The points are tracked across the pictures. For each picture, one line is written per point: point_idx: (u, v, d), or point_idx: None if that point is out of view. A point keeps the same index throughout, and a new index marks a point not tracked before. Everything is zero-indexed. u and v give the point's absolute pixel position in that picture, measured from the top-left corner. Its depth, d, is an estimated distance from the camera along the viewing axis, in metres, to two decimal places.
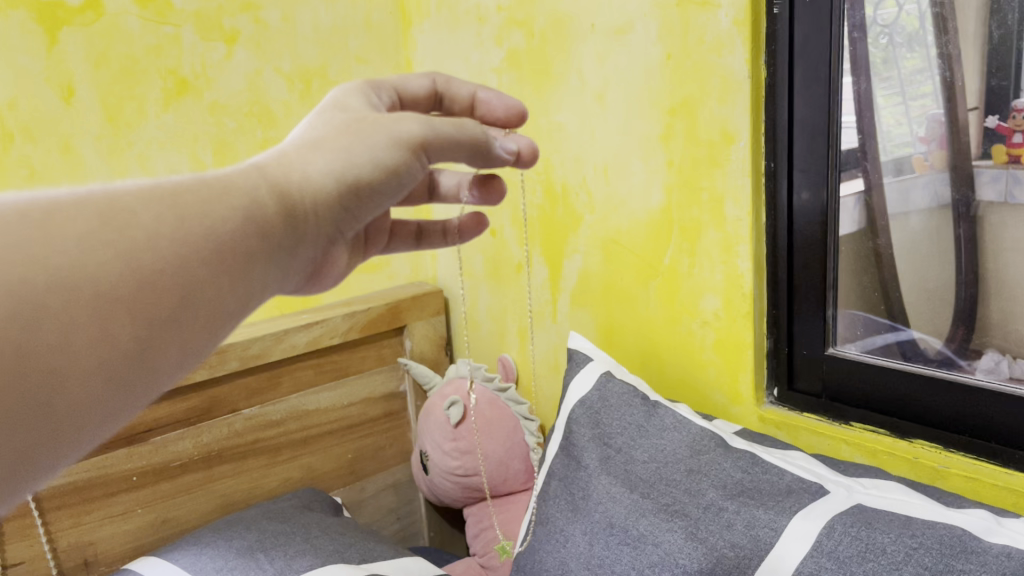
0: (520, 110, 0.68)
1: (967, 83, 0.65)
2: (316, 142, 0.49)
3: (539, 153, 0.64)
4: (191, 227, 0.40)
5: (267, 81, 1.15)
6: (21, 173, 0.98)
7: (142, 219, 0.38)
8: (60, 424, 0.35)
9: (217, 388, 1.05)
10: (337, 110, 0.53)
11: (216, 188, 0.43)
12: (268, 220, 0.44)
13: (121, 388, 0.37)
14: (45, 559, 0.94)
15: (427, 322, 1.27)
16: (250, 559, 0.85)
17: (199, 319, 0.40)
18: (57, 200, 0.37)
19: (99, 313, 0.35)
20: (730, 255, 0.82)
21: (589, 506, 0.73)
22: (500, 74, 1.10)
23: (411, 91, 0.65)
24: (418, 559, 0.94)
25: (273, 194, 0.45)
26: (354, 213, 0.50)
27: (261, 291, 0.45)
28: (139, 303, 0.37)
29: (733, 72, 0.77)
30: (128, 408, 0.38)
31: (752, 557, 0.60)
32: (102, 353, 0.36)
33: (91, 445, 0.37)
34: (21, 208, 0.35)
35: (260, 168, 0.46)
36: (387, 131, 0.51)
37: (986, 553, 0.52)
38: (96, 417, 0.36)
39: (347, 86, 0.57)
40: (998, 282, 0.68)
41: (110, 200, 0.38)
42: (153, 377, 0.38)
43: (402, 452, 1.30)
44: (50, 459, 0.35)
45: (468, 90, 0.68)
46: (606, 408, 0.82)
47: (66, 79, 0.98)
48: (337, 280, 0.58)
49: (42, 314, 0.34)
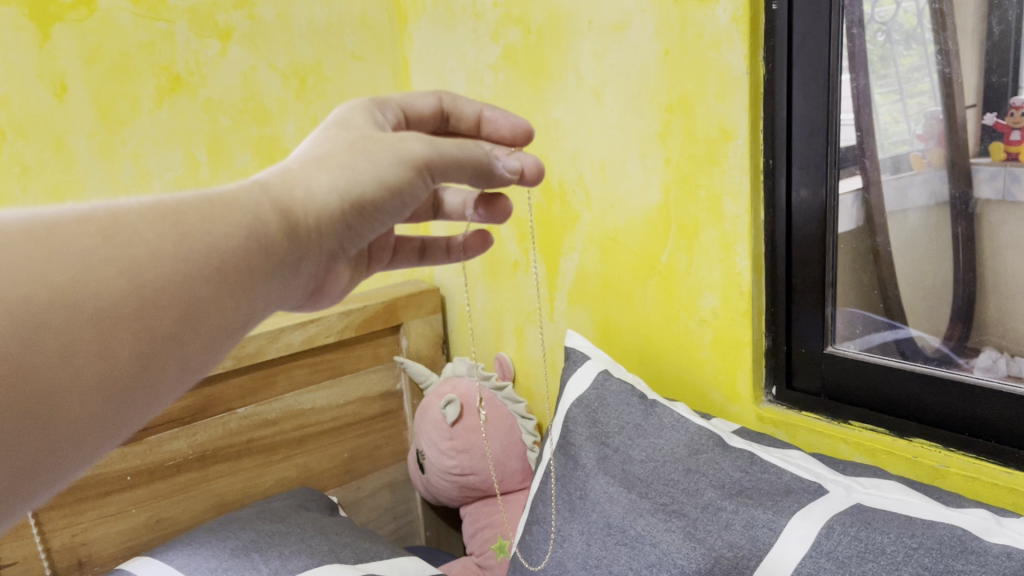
0: (527, 128, 0.67)
1: (966, 78, 0.64)
2: (320, 159, 0.49)
3: (543, 171, 0.63)
4: (193, 243, 0.39)
5: (262, 78, 1.15)
6: (14, 171, 0.96)
7: (144, 235, 0.38)
8: (59, 442, 0.34)
9: (212, 388, 1.04)
10: (340, 128, 0.53)
11: (218, 205, 0.42)
12: (271, 235, 0.43)
13: (120, 405, 0.36)
14: (39, 559, 0.93)
15: (424, 321, 1.27)
16: (245, 560, 0.84)
17: (198, 335, 0.39)
18: (59, 215, 0.36)
19: (99, 331, 0.35)
20: (728, 253, 0.82)
21: (586, 506, 0.73)
22: (496, 71, 1.09)
23: (416, 110, 0.64)
24: (414, 559, 0.93)
25: (276, 210, 0.45)
26: (359, 227, 0.50)
27: (260, 304, 0.44)
28: (140, 319, 0.36)
29: (732, 68, 0.77)
30: (127, 425, 0.37)
31: (751, 557, 0.60)
32: (101, 370, 0.35)
33: (90, 462, 0.37)
34: (23, 224, 0.35)
35: (263, 184, 0.46)
36: (392, 150, 0.50)
37: (986, 554, 0.51)
38: (96, 434, 0.36)
39: (352, 104, 0.57)
40: (996, 280, 0.67)
41: (112, 215, 0.38)
42: (152, 394, 0.38)
43: (399, 450, 1.30)
44: (49, 476, 0.34)
45: (475, 109, 0.67)
46: (603, 408, 0.81)
47: (59, 75, 0.97)
48: (341, 294, 0.59)
49: (42, 332, 0.33)
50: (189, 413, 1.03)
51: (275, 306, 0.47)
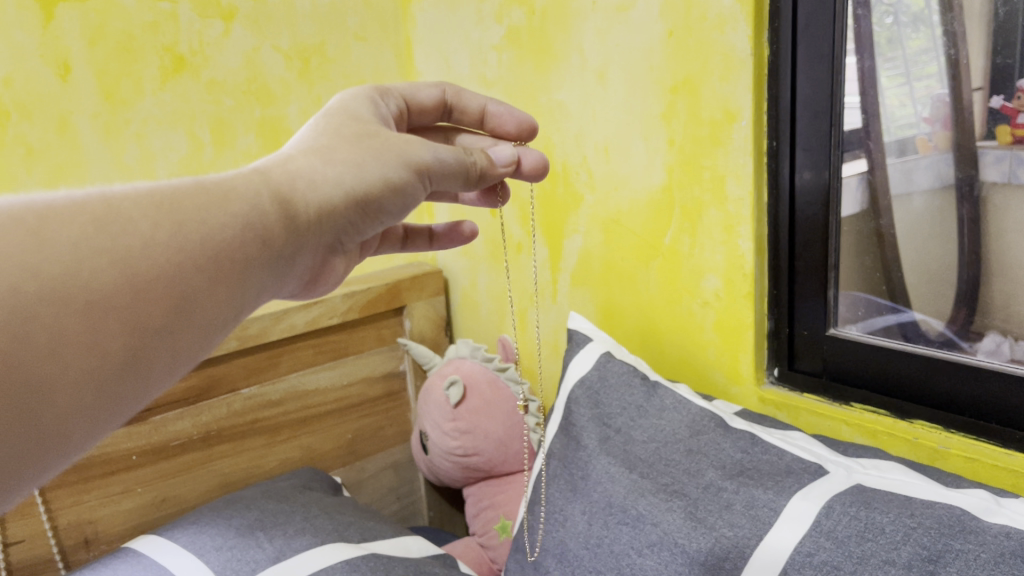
0: (532, 124, 0.69)
1: (973, 60, 0.64)
2: (325, 151, 0.50)
3: (546, 167, 0.66)
4: (189, 232, 0.41)
5: (265, 58, 1.15)
6: (18, 151, 0.97)
7: (139, 225, 0.39)
8: (51, 431, 0.35)
9: (216, 368, 1.05)
10: (345, 116, 0.54)
11: (216, 194, 0.43)
12: (270, 226, 0.45)
13: (112, 394, 0.37)
14: (45, 537, 0.93)
15: (427, 303, 1.28)
16: (249, 538, 0.85)
17: (191, 324, 0.41)
18: (52, 204, 0.38)
19: (90, 322, 0.36)
20: (731, 235, 0.82)
21: (587, 486, 0.74)
22: (500, 52, 1.09)
23: (419, 101, 0.65)
24: (417, 538, 0.94)
25: (275, 201, 0.46)
26: (360, 222, 0.51)
27: (254, 294, 0.45)
28: (133, 310, 0.37)
29: (737, 50, 0.76)
30: (117, 416, 0.38)
31: (752, 536, 0.60)
32: (93, 361, 0.36)
33: (82, 450, 0.38)
34: (15, 213, 0.36)
35: (262, 174, 0.47)
36: (398, 152, 0.52)
37: (985, 533, 0.51)
38: (85, 424, 0.37)
39: (355, 91, 0.58)
40: (1002, 264, 0.67)
41: (106, 204, 0.39)
42: (143, 383, 0.39)
43: (402, 431, 1.30)
44: (44, 459, 0.35)
45: (479, 103, 0.68)
46: (605, 388, 0.82)
47: (62, 56, 0.97)
48: (337, 280, 0.61)
49: (32, 324, 0.34)
50: (193, 394, 1.03)
51: (270, 296, 0.49)
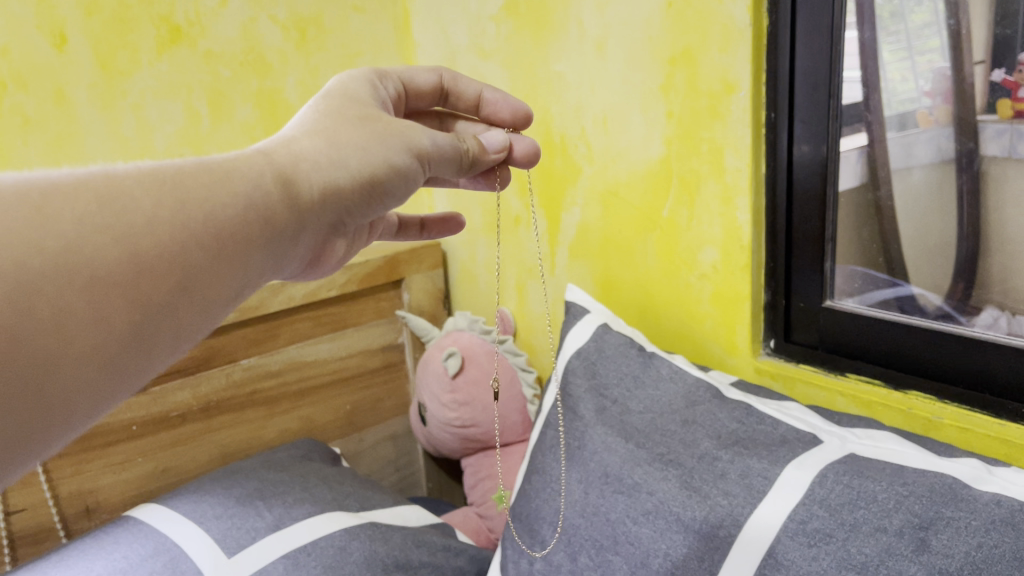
0: (527, 112, 0.69)
1: (974, 32, 0.63)
2: (327, 132, 0.51)
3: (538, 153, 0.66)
4: (191, 209, 0.41)
5: (262, 29, 1.14)
6: (15, 122, 0.97)
7: (141, 203, 0.39)
8: (55, 406, 0.35)
9: (215, 339, 1.05)
10: (342, 97, 0.54)
11: (218, 173, 0.44)
12: (273, 207, 0.46)
13: (115, 371, 0.37)
14: (46, 505, 0.94)
15: (426, 276, 1.28)
16: (249, 508, 0.86)
17: (193, 303, 0.41)
18: (55, 180, 0.38)
19: (94, 298, 0.36)
20: (729, 206, 0.82)
21: (584, 456, 0.74)
22: (499, 23, 1.08)
23: (416, 85, 0.65)
24: (415, 508, 0.96)
25: (277, 179, 0.46)
26: (366, 204, 0.52)
27: (256, 273, 0.46)
28: (136, 286, 0.38)
29: (735, 21, 0.76)
30: (118, 394, 0.38)
31: (745, 504, 0.61)
32: (98, 335, 0.36)
33: (82, 426, 0.38)
34: (20, 188, 0.36)
35: (267, 154, 0.48)
36: (404, 138, 0.53)
37: (975, 501, 0.52)
38: (87, 400, 0.37)
39: (353, 74, 0.58)
40: (1001, 238, 0.67)
41: (108, 179, 0.39)
42: (146, 361, 0.39)
43: (402, 403, 1.31)
44: (47, 434, 0.35)
45: (476, 89, 0.68)
46: (602, 359, 0.82)
47: (58, 26, 0.97)
48: (337, 262, 0.61)
49: (36, 297, 0.34)
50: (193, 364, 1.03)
51: (269, 277, 0.49)
